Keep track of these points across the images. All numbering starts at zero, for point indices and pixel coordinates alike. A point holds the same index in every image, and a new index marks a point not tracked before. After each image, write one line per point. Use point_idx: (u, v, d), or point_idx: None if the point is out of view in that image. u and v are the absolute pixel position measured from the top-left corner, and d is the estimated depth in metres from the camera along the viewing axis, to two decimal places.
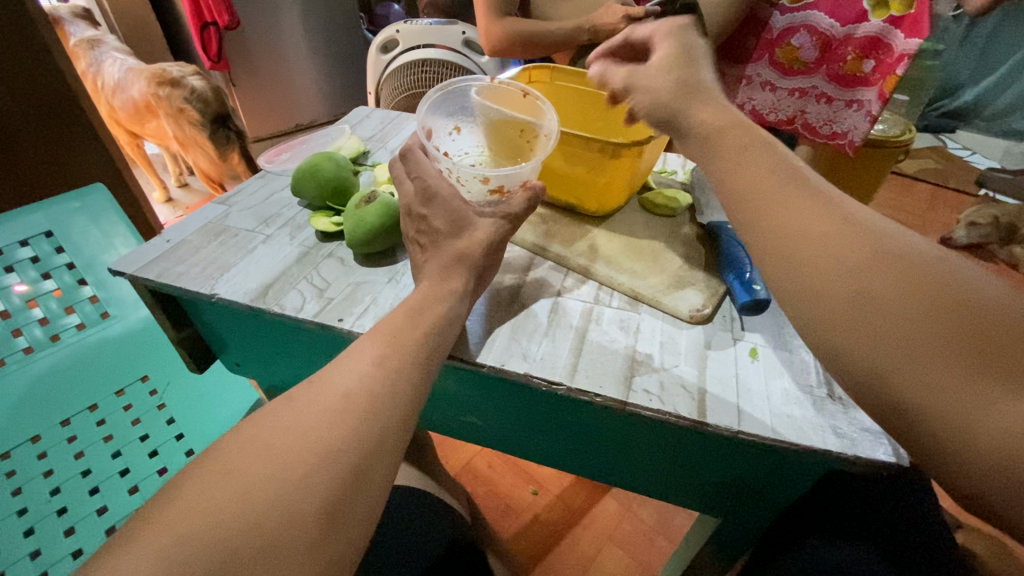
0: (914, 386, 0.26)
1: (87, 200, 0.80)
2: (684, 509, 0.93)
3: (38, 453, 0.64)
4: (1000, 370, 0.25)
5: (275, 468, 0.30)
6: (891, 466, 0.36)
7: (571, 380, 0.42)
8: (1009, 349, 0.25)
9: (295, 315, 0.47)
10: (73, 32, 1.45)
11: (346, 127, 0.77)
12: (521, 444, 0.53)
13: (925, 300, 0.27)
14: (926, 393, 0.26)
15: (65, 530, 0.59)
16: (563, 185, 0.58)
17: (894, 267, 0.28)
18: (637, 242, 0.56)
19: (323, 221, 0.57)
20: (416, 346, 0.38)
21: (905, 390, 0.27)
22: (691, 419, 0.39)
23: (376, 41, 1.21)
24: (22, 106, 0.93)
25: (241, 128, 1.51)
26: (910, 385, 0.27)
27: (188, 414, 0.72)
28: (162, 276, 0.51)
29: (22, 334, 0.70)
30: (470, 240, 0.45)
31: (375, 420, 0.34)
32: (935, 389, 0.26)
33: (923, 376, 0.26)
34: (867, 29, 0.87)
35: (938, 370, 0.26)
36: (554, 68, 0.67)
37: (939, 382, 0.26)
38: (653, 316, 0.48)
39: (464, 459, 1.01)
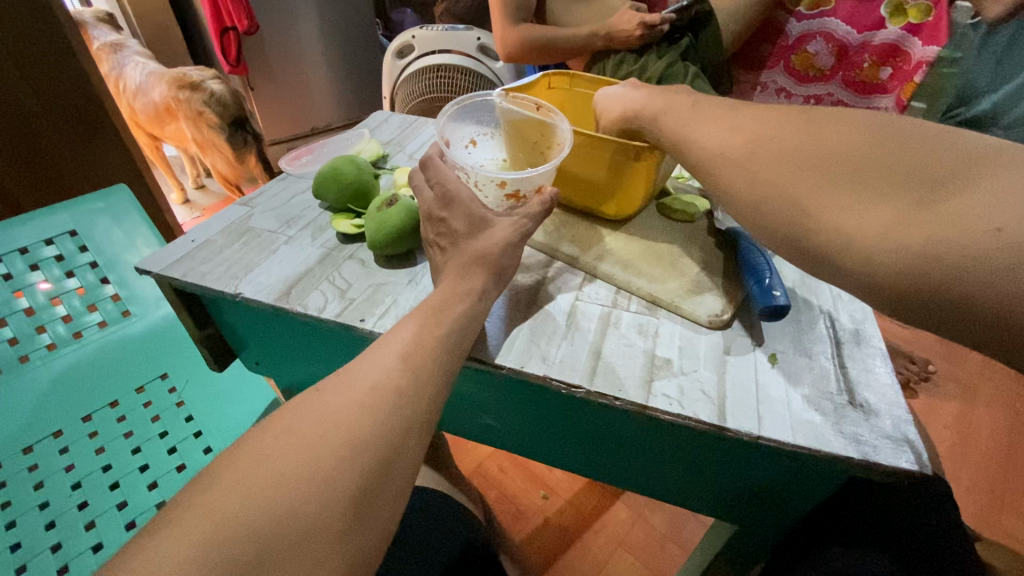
0: (850, 225, 0.32)
1: (111, 201, 0.81)
2: (695, 516, 0.93)
3: (60, 448, 0.65)
4: (914, 194, 0.31)
5: (305, 459, 0.31)
6: (913, 474, 0.36)
7: (590, 382, 0.42)
8: (918, 161, 0.31)
9: (318, 314, 0.48)
10: (96, 36, 1.48)
11: (365, 131, 0.78)
12: (537, 446, 0.53)
13: (856, 141, 0.34)
14: (861, 230, 0.32)
15: (86, 524, 0.60)
16: (581, 190, 0.59)
17: (829, 130, 0.36)
18: (655, 247, 0.56)
19: (345, 223, 0.58)
20: (440, 344, 0.39)
21: (847, 230, 0.32)
22: (711, 423, 0.39)
23: (393, 46, 1.22)
24: (49, 108, 0.95)
25: (259, 131, 1.53)
26: (847, 229, 0.32)
27: (206, 411, 0.72)
28: (187, 274, 0.52)
29: (46, 331, 0.72)
30: (489, 240, 0.45)
31: (402, 414, 0.34)
32: (872, 220, 0.31)
33: (855, 214, 0.32)
34: (884, 36, 0.90)
35: (870, 207, 0.32)
36: (572, 75, 0.67)
37: (870, 214, 0.31)
38: (671, 321, 0.48)
39: (476, 461, 1.02)
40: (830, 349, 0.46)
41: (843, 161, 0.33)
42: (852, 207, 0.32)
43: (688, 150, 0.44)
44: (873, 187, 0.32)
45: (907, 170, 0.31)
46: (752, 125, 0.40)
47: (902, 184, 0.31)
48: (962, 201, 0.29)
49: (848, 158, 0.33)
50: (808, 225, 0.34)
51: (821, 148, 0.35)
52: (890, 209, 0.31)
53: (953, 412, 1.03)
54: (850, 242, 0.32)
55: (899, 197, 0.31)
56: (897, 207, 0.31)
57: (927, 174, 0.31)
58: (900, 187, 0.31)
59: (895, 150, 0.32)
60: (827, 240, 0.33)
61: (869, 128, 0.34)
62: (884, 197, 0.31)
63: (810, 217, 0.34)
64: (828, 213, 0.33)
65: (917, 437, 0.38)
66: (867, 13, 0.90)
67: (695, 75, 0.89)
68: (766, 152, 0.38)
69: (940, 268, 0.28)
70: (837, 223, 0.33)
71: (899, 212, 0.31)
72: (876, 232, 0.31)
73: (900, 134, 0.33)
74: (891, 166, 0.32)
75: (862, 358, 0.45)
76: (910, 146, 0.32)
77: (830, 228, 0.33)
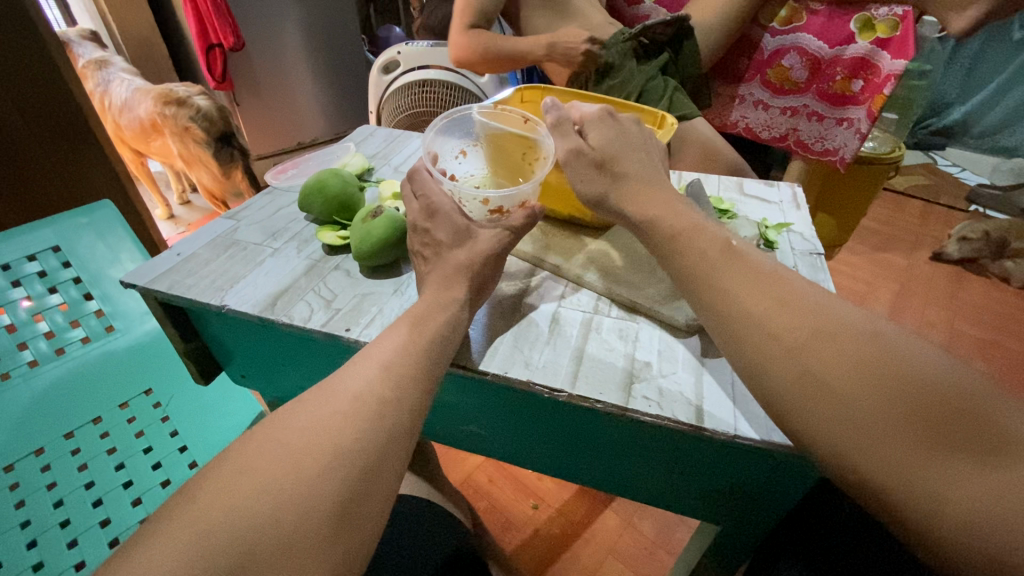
0: (946, 500, 0.29)
1: (95, 216, 0.81)
2: (685, 522, 0.93)
3: (42, 465, 0.64)
4: (846, 341, 0.34)
5: (288, 470, 0.31)
6: None
7: (572, 387, 0.43)
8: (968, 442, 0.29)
9: (303, 325, 0.48)
10: (80, 53, 1.48)
11: (351, 144, 0.79)
12: (521, 453, 0.54)
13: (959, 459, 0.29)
14: (923, 493, 0.30)
15: (69, 542, 0.59)
16: (560, 201, 0.61)
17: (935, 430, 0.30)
18: (635, 255, 0.57)
19: (330, 234, 0.59)
20: (422, 350, 0.40)
21: (930, 486, 0.29)
22: (689, 424, 0.40)
23: (378, 62, 1.25)
24: (31, 125, 0.95)
25: (245, 147, 1.54)
26: (956, 527, 0.28)
27: (191, 427, 0.72)
28: (173, 287, 0.52)
29: (28, 347, 0.71)
30: (471, 250, 0.47)
31: (385, 422, 0.35)
32: (849, 420, 0.32)
33: (978, 516, 0.28)
34: (855, 50, 0.97)
35: (1000, 491, 0.28)
36: (543, 90, 0.69)
37: (938, 467, 0.29)
38: (650, 326, 0.50)
39: (465, 472, 1.02)
40: None
41: (684, 282, 0.44)
42: (780, 338, 0.36)
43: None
44: (744, 337, 0.38)
45: (906, 360, 0.32)
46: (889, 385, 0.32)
47: (928, 412, 0.30)
48: (781, 315, 0.37)
49: (695, 280, 0.43)
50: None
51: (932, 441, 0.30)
52: (936, 458, 0.30)
53: None
54: (781, 407, 0.36)
55: (842, 349, 0.34)
56: (979, 468, 0.29)
57: (861, 338, 0.34)
58: (955, 434, 0.30)
59: (897, 357, 0.33)
60: (925, 542, 0.30)
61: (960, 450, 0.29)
62: (1008, 459, 0.28)
63: (1012, 555, 0.27)
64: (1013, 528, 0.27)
65: None
66: (838, 28, 0.98)
67: (673, 89, 0.95)
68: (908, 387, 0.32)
69: (999, 548, 0.27)
70: (972, 533, 0.28)
71: (809, 343, 0.35)
72: (865, 469, 0.31)
73: (935, 367, 0.32)
74: (694, 284, 0.42)
75: None
76: (995, 410, 0.30)
77: (942, 529, 0.29)
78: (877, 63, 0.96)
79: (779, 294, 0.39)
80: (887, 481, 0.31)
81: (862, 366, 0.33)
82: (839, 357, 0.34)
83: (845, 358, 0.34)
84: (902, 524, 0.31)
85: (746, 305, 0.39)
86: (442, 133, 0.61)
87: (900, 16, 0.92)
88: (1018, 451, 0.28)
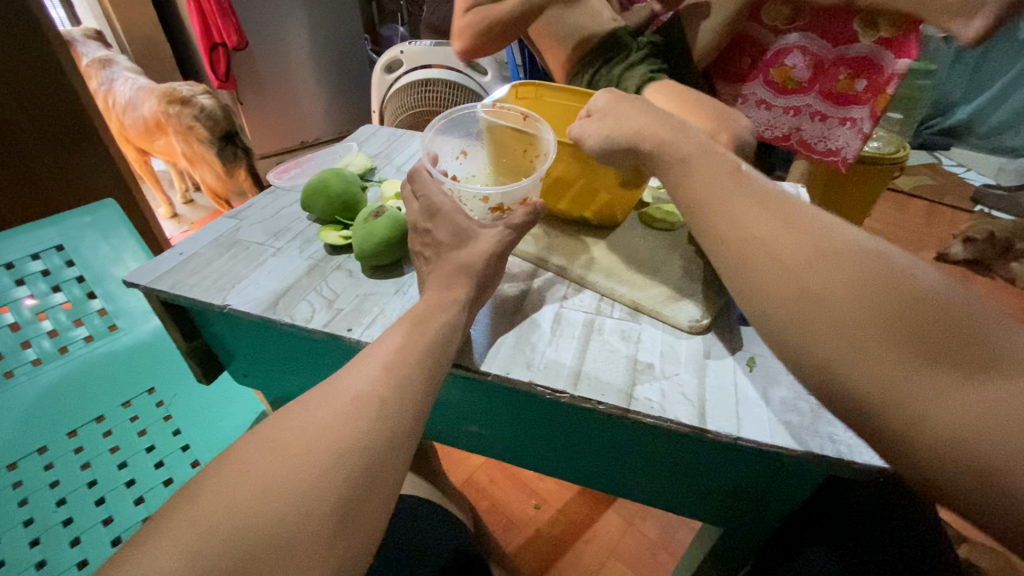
0: (923, 414, 0.28)
1: (98, 215, 0.81)
2: (687, 523, 0.93)
3: (45, 463, 0.64)
4: (845, 258, 0.33)
5: (289, 470, 0.31)
6: (886, 471, 0.37)
7: (574, 388, 0.43)
8: (958, 355, 0.28)
9: (305, 325, 0.48)
10: (84, 52, 1.48)
11: (354, 144, 0.79)
12: (522, 454, 0.54)
13: (942, 374, 0.28)
14: (902, 408, 0.28)
15: (71, 540, 0.60)
16: (563, 199, 0.61)
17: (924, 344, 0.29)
18: (637, 255, 0.57)
19: (332, 234, 0.59)
20: (423, 351, 0.40)
21: (912, 399, 0.28)
22: (691, 425, 0.40)
23: (381, 62, 1.25)
24: (36, 124, 0.95)
25: (248, 146, 1.54)
26: (937, 441, 0.27)
27: (194, 426, 0.73)
28: (175, 287, 0.52)
29: (31, 346, 0.71)
30: (472, 250, 0.47)
31: (386, 423, 0.35)
32: (834, 332, 0.31)
33: (959, 428, 0.26)
34: (856, 50, 0.96)
35: (985, 403, 0.26)
36: (539, 86, 0.69)
37: (925, 380, 0.28)
38: (653, 326, 0.50)
39: (467, 471, 1.02)
40: None
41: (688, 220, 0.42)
42: (779, 257, 0.35)
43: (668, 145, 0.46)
44: (744, 257, 0.37)
45: (906, 279, 0.31)
46: (881, 300, 0.31)
47: (918, 327, 0.29)
48: (783, 234, 0.36)
49: (696, 208, 0.41)
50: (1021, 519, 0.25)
51: (918, 353, 0.29)
52: (922, 370, 0.28)
53: None
54: (773, 326, 0.34)
55: (841, 267, 0.33)
56: (965, 383, 0.27)
57: (860, 258, 0.33)
58: (946, 349, 0.28)
59: (893, 273, 0.31)
60: (905, 457, 0.28)
61: (947, 363, 0.28)
62: (999, 374, 0.27)
63: (991, 468, 0.25)
64: (996, 438, 0.25)
65: None
66: (841, 28, 0.96)
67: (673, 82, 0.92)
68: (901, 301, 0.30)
69: (978, 463, 0.26)
70: (951, 446, 0.27)
71: (808, 259, 0.34)
72: (846, 380, 0.30)
73: (936, 287, 0.30)
74: None
75: None
76: (994, 329, 0.28)
77: (916, 443, 0.28)
78: (881, 63, 0.95)
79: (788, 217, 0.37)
80: (868, 392, 0.30)
81: (853, 280, 0.32)
82: (833, 278, 0.33)
83: (839, 273, 0.33)
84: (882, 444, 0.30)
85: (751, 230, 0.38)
86: (442, 132, 0.61)
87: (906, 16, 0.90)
88: (1012, 369, 0.27)
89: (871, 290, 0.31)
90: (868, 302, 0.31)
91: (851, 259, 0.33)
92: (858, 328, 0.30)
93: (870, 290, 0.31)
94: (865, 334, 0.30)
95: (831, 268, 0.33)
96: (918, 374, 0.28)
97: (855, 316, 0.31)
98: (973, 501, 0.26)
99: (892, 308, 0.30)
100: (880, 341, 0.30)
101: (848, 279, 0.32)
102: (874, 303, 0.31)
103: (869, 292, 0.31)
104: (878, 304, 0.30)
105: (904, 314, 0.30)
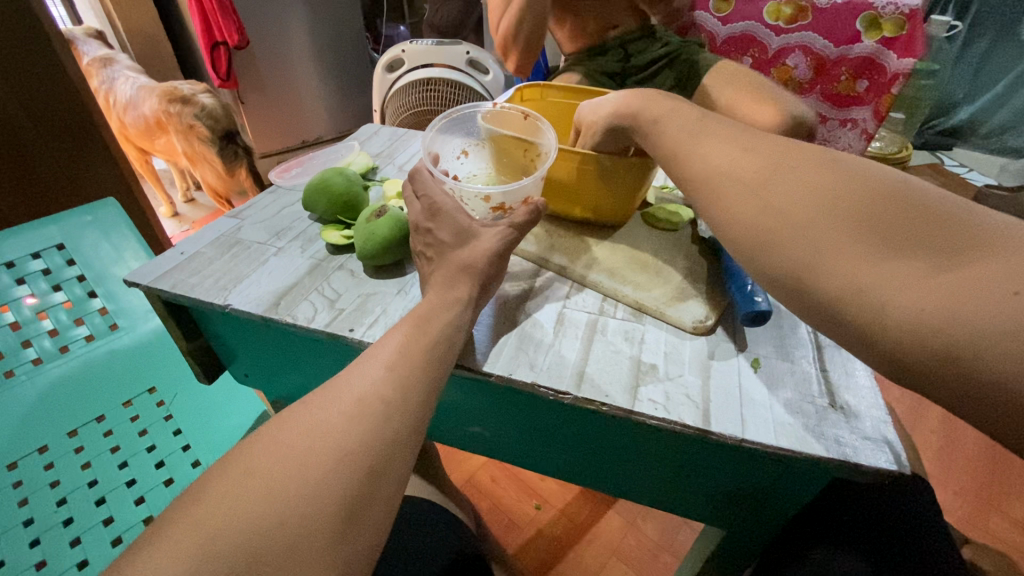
0: (893, 301, 0.28)
1: (99, 214, 0.81)
2: (688, 523, 0.93)
3: (45, 463, 0.64)
4: (816, 173, 0.33)
5: (292, 471, 0.31)
6: (892, 473, 0.37)
7: (577, 389, 0.43)
8: (922, 241, 0.28)
9: (306, 325, 0.48)
10: (85, 50, 1.48)
11: (355, 143, 0.79)
12: (524, 455, 0.54)
13: (911, 261, 0.28)
14: (871, 300, 0.29)
15: (71, 540, 0.60)
16: (565, 199, 0.60)
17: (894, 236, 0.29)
18: (639, 255, 0.57)
19: (334, 234, 0.58)
20: (426, 351, 0.40)
21: (878, 290, 0.29)
22: (695, 427, 0.40)
23: (382, 61, 1.24)
24: (37, 123, 0.95)
25: (248, 145, 1.54)
26: (905, 329, 0.27)
27: (195, 426, 0.72)
28: (176, 286, 0.52)
29: (32, 345, 0.71)
30: (475, 250, 0.46)
31: (389, 424, 0.35)
32: (803, 235, 0.32)
33: (928, 309, 0.27)
34: (861, 50, 0.97)
35: (954, 284, 0.26)
36: (545, 87, 0.70)
37: (891, 268, 0.28)
38: (656, 327, 0.49)
39: (468, 471, 1.02)
40: (811, 354, 0.47)
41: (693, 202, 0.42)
42: (752, 183, 0.35)
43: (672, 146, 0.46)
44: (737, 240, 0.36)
45: (870, 178, 0.32)
46: (846, 199, 0.31)
47: (884, 219, 0.30)
48: (750, 160, 0.36)
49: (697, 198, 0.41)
50: (989, 392, 0.25)
51: (886, 244, 0.29)
52: (889, 259, 0.29)
53: (939, 416, 1.07)
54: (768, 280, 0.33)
55: (806, 178, 0.33)
56: (931, 266, 0.28)
57: (824, 166, 0.34)
58: (911, 238, 0.29)
59: (861, 176, 0.32)
60: (879, 350, 0.29)
61: (917, 249, 0.28)
62: (965, 254, 0.27)
63: (960, 347, 0.26)
64: (961, 313, 0.26)
65: (897, 439, 0.39)
66: (844, 27, 0.96)
67: None
68: (867, 198, 0.31)
69: (948, 345, 0.26)
70: (924, 329, 0.27)
71: (775, 177, 0.34)
72: (819, 283, 0.31)
73: (900, 181, 0.31)
74: None
75: (840, 360, 0.46)
76: (959, 213, 0.29)
77: (889, 335, 0.28)
78: (884, 63, 0.96)
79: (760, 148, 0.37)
80: (839, 289, 0.30)
81: (820, 185, 0.32)
82: (799, 188, 0.33)
83: (805, 181, 0.33)
84: (860, 341, 0.30)
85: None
86: (443, 133, 0.61)
87: (907, 16, 0.91)
88: (979, 248, 0.27)
89: (839, 193, 0.31)
90: (834, 202, 0.31)
91: (813, 169, 0.34)
92: (825, 228, 0.31)
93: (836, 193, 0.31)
94: (832, 228, 0.31)
95: (797, 178, 0.33)
96: (887, 260, 0.29)
97: (823, 216, 0.31)
98: (945, 383, 0.26)
99: (859, 206, 0.31)
100: (848, 238, 0.30)
101: (814, 187, 0.32)
102: (841, 204, 0.31)
103: (835, 194, 0.32)
104: (844, 203, 0.31)
105: (866, 207, 0.30)
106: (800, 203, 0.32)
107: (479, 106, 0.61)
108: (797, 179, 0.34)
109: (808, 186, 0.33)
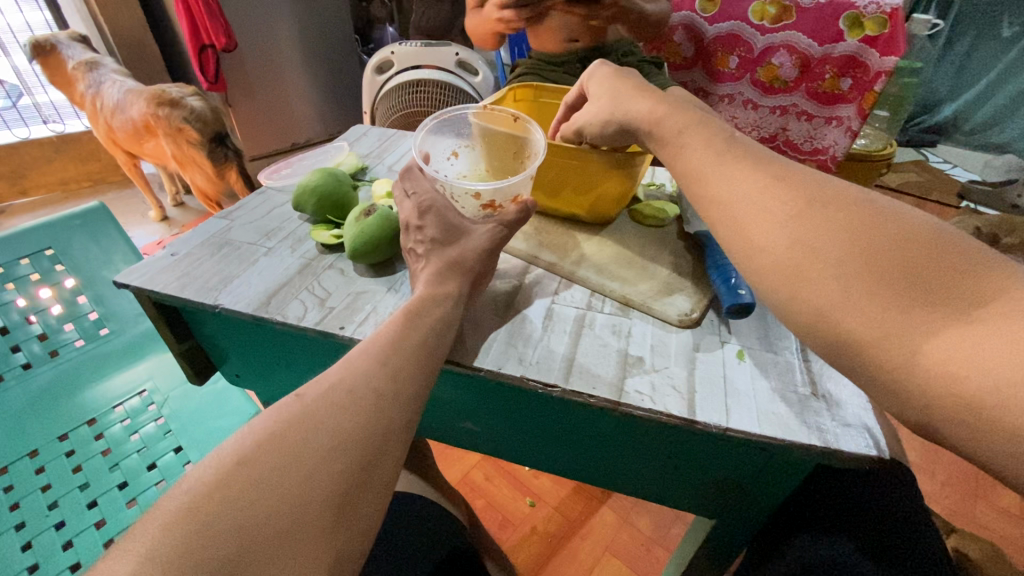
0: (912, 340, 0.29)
1: (88, 217, 0.80)
2: (680, 518, 0.94)
3: (36, 468, 0.64)
4: (826, 203, 0.34)
5: (284, 460, 0.32)
6: (872, 458, 0.38)
7: (566, 381, 0.44)
8: (940, 285, 0.29)
9: (296, 323, 0.48)
10: (70, 54, 1.44)
11: (345, 144, 0.79)
12: (517, 450, 0.55)
13: (929, 306, 0.29)
14: (893, 339, 0.29)
15: (64, 544, 0.59)
16: (555, 197, 0.61)
17: (910, 273, 0.30)
18: (627, 251, 0.58)
19: (324, 234, 0.59)
20: (417, 345, 0.40)
21: (888, 323, 0.30)
22: (681, 417, 0.41)
23: (371, 63, 1.24)
24: None
25: (238, 147, 1.54)
26: (930, 368, 0.28)
27: (186, 427, 0.71)
28: (167, 287, 0.52)
29: (21, 350, 0.71)
30: (465, 247, 0.48)
31: (381, 415, 0.35)
32: (814, 256, 0.33)
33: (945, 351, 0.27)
34: (843, 48, 0.98)
35: (967, 334, 0.27)
36: (539, 88, 0.70)
37: (912, 312, 0.29)
38: (643, 321, 0.50)
39: (463, 470, 1.02)
40: (795, 345, 0.48)
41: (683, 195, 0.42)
42: (741, 186, 0.37)
43: (653, 141, 0.47)
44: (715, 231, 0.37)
45: (891, 215, 0.32)
46: (865, 239, 0.32)
47: (906, 261, 0.30)
48: (762, 167, 0.38)
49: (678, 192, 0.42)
50: (999, 433, 0.25)
51: (906, 282, 0.30)
52: (909, 304, 0.29)
53: None
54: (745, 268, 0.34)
55: (816, 206, 0.34)
56: (949, 307, 0.28)
57: (846, 203, 0.34)
58: (928, 278, 0.29)
59: (880, 214, 0.33)
60: (885, 371, 0.30)
61: (936, 294, 0.29)
62: (982, 297, 0.28)
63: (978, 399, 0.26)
64: (980, 354, 0.26)
65: (876, 425, 0.40)
66: (826, 27, 0.98)
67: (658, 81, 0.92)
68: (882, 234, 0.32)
69: (954, 372, 0.27)
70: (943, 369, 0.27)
71: (796, 207, 0.35)
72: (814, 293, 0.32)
73: (922, 220, 0.32)
74: None
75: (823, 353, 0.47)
76: (971, 252, 0.30)
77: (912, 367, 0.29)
78: (866, 61, 0.97)
79: (749, 156, 0.39)
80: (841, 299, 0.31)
81: (840, 221, 0.33)
82: (787, 198, 0.35)
83: (821, 211, 0.34)
84: (865, 364, 0.31)
85: (726, 174, 0.39)
86: (433, 134, 0.61)
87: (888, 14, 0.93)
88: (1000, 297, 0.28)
89: (865, 232, 0.32)
90: (855, 240, 0.32)
91: (818, 183, 0.36)
92: (837, 250, 0.32)
93: (855, 227, 0.32)
94: (855, 266, 0.31)
95: (816, 210, 0.34)
96: (909, 299, 0.29)
97: (841, 247, 0.32)
98: (958, 420, 0.27)
99: (882, 245, 0.31)
100: (866, 271, 0.31)
101: (836, 220, 0.33)
102: (862, 240, 0.32)
103: (854, 230, 0.32)
104: (867, 242, 0.32)
105: (886, 245, 0.31)
106: (817, 236, 0.33)
107: (468, 107, 0.61)
108: (809, 210, 0.34)
109: (825, 226, 0.33)
